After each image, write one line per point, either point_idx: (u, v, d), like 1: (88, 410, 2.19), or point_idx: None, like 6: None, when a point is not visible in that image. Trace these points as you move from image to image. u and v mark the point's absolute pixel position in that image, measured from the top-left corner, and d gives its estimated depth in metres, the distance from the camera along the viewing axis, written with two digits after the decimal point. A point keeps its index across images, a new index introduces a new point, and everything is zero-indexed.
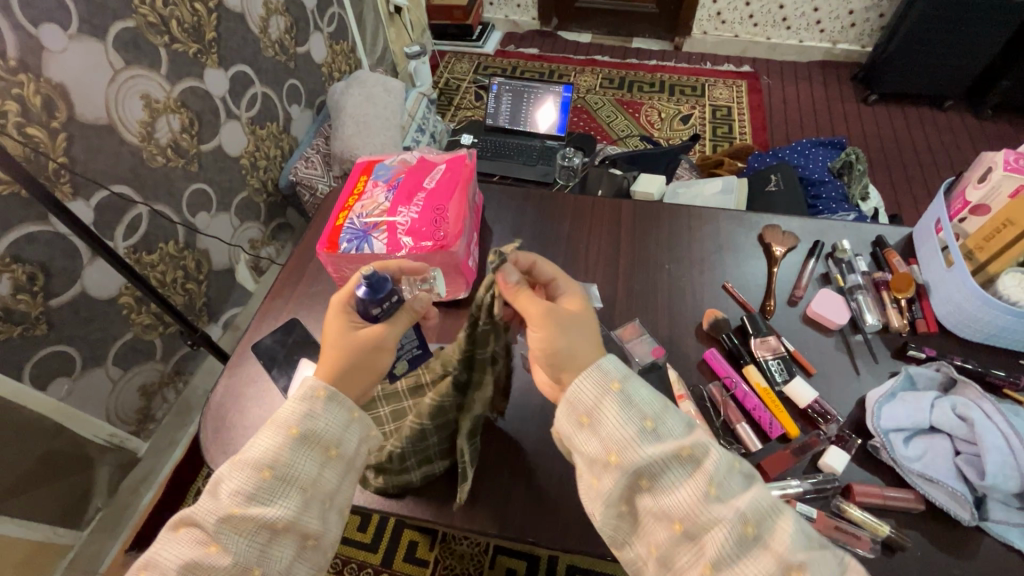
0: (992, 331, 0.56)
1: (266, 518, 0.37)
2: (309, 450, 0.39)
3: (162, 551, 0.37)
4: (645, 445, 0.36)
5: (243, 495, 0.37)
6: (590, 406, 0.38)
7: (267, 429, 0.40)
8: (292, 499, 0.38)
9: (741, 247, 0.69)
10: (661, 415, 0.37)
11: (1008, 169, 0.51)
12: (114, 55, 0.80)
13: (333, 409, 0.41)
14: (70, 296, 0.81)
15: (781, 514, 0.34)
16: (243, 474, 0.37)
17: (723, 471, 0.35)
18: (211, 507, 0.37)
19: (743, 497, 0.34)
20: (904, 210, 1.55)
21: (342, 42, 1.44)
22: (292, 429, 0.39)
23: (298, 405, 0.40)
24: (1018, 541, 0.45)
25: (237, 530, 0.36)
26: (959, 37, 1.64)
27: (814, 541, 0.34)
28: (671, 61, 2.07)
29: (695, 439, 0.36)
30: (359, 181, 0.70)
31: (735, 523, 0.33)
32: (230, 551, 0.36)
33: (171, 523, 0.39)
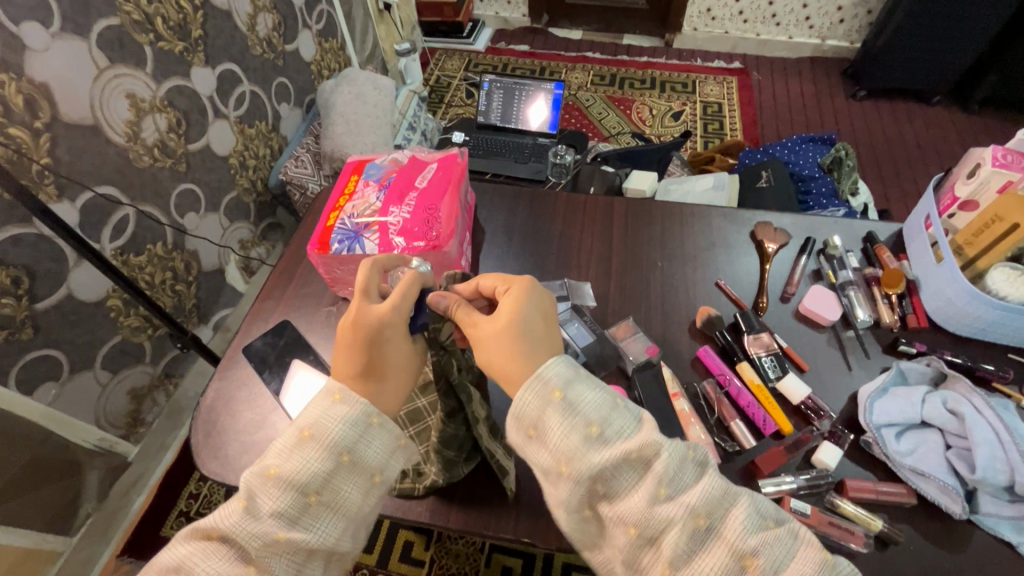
0: (981, 326, 0.56)
1: (308, 543, 0.36)
2: (355, 476, 0.38)
3: (194, 560, 0.35)
4: (591, 453, 0.34)
5: (286, 519, 0.36)
6: (533, 418, 0.36)
7: (315, 449, 0.38)
8: (334, 526, 0.37)
9: (733, 243, 0.69)
10: (607, 415, 0.36)
11: (997, 165, 0.52)
12: (98, 54, 0.79)
13: (381, 437, 0.39)
14: (56, 299, 0.80)
15: (731, 502, 0.34)
16: (287, 498, 0.36)
17: (674, 469, 0.34)
18: (255, 530, 0.35)
19: (693, 492, 0.33)
20: (892, 205, 1.57)
21: (331, 39, 1.42)
22: (343, 455, 0.38)
23: (347, 428, 0.38)
24: (1007, 534, 0.46)
25: (280, 554, 0.35)
26: (946, 32, 1.65)
27: (769, 519, 0.34)
28: (661, 57, 2.07)
29: (642, 438, 0.34)
30: (349, 180, 0.69)
31: (687, 520, 0.32)
32: (272, 573, 0.35)
33: (205, 528, 0.37)
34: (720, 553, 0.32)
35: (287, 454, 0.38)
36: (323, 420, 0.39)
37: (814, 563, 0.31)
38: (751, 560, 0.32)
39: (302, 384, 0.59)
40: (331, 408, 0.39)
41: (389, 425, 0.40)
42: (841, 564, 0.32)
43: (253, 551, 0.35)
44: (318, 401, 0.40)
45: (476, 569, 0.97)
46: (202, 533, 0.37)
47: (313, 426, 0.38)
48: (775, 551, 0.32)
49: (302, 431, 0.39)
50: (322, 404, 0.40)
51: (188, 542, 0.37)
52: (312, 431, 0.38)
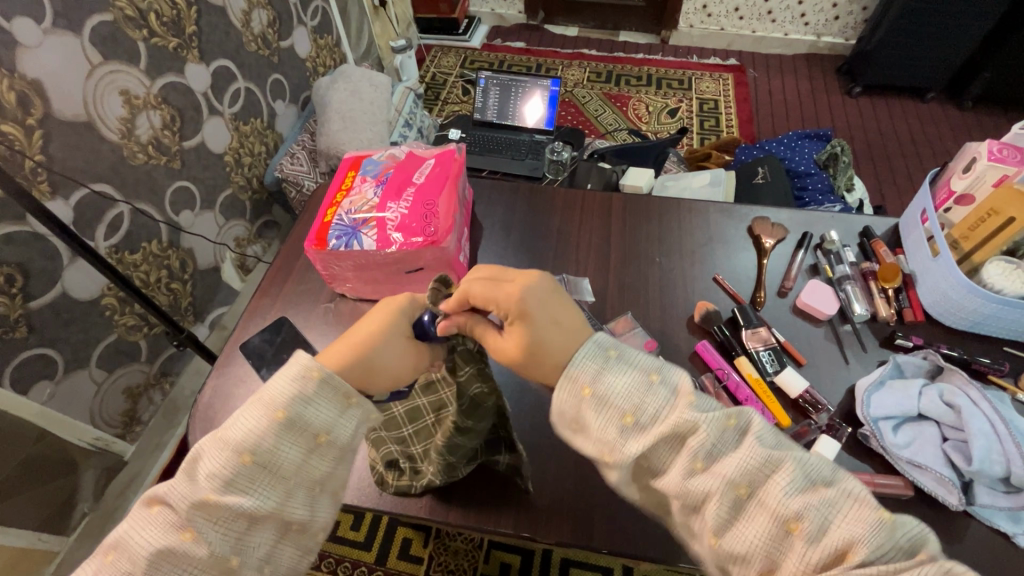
0: (976, 319, 0.57)
1: (243, 506, 0.36)
2: (293, 437, 0.37)
3: (134, 530, 0.35)
4: (628, 442, 0.36)
5: (220, 481, 0.36)
6: (572, 413, 0.38)
7: (256, 408, 0.38)
8: (274, 490, 0.37)
9: (730, 239, 0.69)
10: (642, 399, 0.36)
11: (992, 159, 0.52)
12: (91, 50, 0.78)
13: (326, 394, 0.39)
14: (50, 297, 0.79)
15: (774, 467, 0.33)
16: (224, 459, 0.36)
17: (711, 441, 0.34)
18: (189, 493, 0.36)
19: (730, 463, 0.34)
20: (887, 201, 1.58)
21: (326, 35, 1.41)
22: (278, 413, 0.37)
23: (290, 387, 0.38)
24: (1003, 525, 0.46)
25: (212, 518, 0.35)
26: (940, 29, 1.66)
27: (818, 481, 0.33)
28: (657, 54, 2.07)
29: (675, 416, 0.35)
30: (346, 176, 0.69)
31: (727, 490, 0.33)
32: (205, 540, 0.35)
33: (148, 495, 0.37)
34: (762, 520, 0.33)
35: (232, 417, 0.38)
36: (270, 381, 0.39)
37: (865, 522, 0.30)
38: (796, 524, 0.32)
39: None
40: (284, 369, 0.39)
41: (337, 382, 0.39)
42: (898, 523, 0.31)
43: (184, 515, 0.35)
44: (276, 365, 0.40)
45: (475, 565, 0.97)
46: (144, 503, 0.37)
47: (261, 387, 0.38)
48: (822, 514, 0.32)
49: (251, 394, 0.39)
50: (279, 367, 0.40)
51: (132, 512, 0.37)
52: (259, 392, 0.38)
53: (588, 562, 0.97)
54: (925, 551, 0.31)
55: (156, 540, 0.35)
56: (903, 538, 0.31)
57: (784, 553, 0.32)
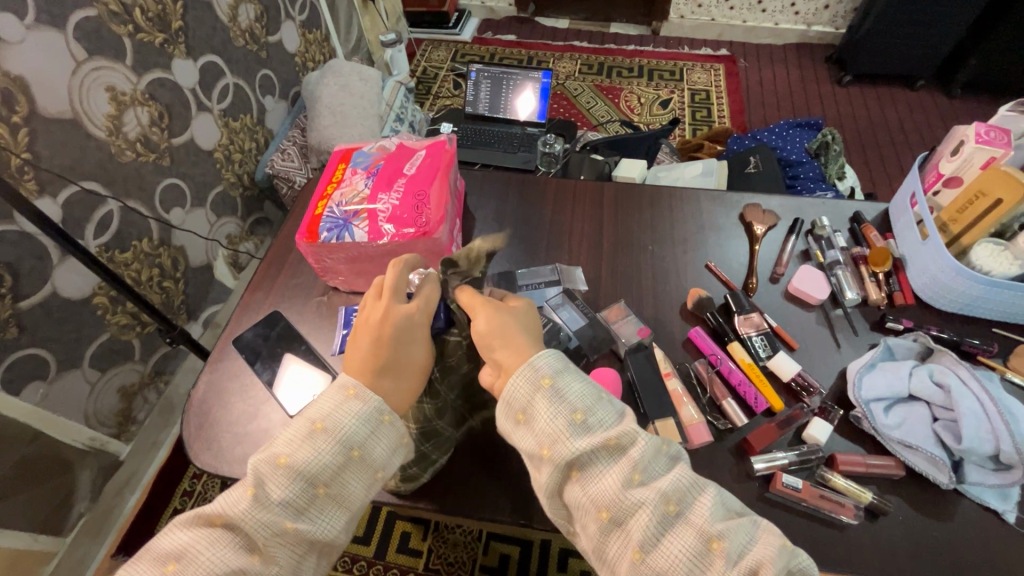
0: (967, 300, 0.57)
1: (312, 535, 0.37)
2: (361, 472, 0.39)
3: (200, 546, 0.35)
4: (575, 438, 0.36)
5: (293, 509, 0.36)
6: (524, 401, 0.38)
7: (325, 442, 0.38)
8: (337, 519, 0.38)
9: (722, 226, 0.70)
10: (594, 405, 0.37)
11: (980, 141, 0.53)
12: (75, 46, 0.77)
13: (391, 434, 0.40)
14: (40, 297, 0.78)
15: (700, 491, 0.35)
16: (297, 488, 0.36)
17: (649, 457, 0.36)
18: (263, 519, 0.35)
19: (665, 479, 0.35)
20: (878, 189, 1.59)
21: (315, 30, 1.40)
22: (353, 451, 0.38)
23: (361, 425, 0.39)
24: (992, 502, 0.47)
25: (285, 544, 0.36)
26: (929, 16, 1.66)
27: (731, 512, 0.36)
28: (649, 45, 2.07)
29: (622, 428, 0.36)
30: (336, 169, 0.69)
31: (659, 504, 0.34)
32: (275, 562, 0.35)
33: (209, 514, 0.36)
34: (687, 537, 0.33)
35: (297, 444, 0.37)
36: (335, 412, 0.39)
37: (774, 546, 0.33)
38: (718, 542, 0.33)
39: (295, 376, 0.58)
40: (346, 402, 0.39)
41: (399, 425, 0.41)
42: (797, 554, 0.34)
43: (260, 541, 0.35)
44: (332, 394, 0.40)
45: (475, 557, 0.97)
46: (204, 519, 0.36)
47: (326, 417, 0.38)
48: (738, 537, 0.34)
49: (314, 422, 0.38)
50: (336, 397, 0.40)
51: (190, 528, 0.36)
52: (325, 422, 0.38)
53: None
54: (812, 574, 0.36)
55: (226, 562, 0.34)
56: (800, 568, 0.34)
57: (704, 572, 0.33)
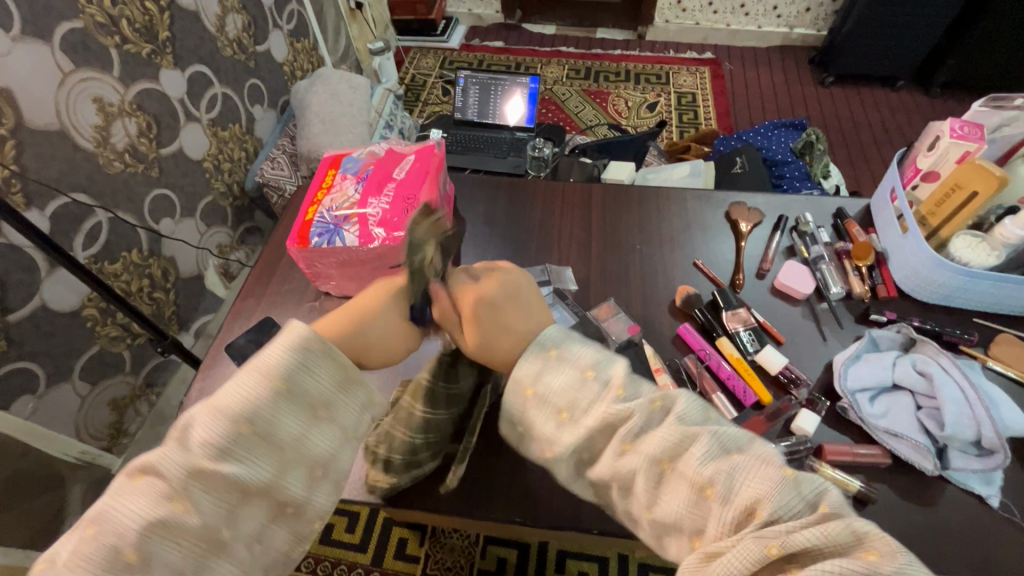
0: (947, 292, 0.59)
1: (240, 478, 0.34)
2: (295, 408, 0.36)
3: (119, 499, 0.33)
4: (565, 435, 0.37)
5: (216, 449, 0.34)
6: (518, 414, 0.39)
7: (250, 376, 0.35)
8: (269, 461, 0.35)
9: (709, 225, 0.71)
10: (577, 396, 0.37)
11: (955, 136, 0.54)
12: (62, 58, 0.77)
13: (327, 367, 0.37)
14: (28, 310, 0.78)
15: (691, 440, 0.34)
16: (217, 425, 0.34)
17: (637, 431, 0.35)
18: (183, 461, 0.33)
19: (653, 440, 0.35)
20: (863, 187, 1.61)
21: (303, 39, 1.41)
22: (278, 382, 0.35)
23: (286, 355, 0.36)
24: (977, 487, 0.48)
25: (209, 490, 0.33)
26: (907, 18, 1.70)
27: (731, 449, 0.34)
28: (635, 49, 2.10)
29: (604, 411, 0.36)
30: (326, 175, 0.69)
31: (650, 467, 0.34)
32: (199, 510, 0.33)
33: (131, 467, 0.34)
34: (681, 490, 0.33)
35: (223, 384, 0.36)
36: (262, 347, 0.37)
37: (774, 479, 0.32)
38: (710, 489, 0.33)
39: None
40: (274, 336, 0.37)
41: (336, 357, 0.38)
42: (804, 477, 0.32)
43: (179, 485, 0.33)
44: (263, 333, 0.38)
45: (472, 561, 0.97)
46: (127, 473, 0.34)
47: (285, 372, 0.36)
48: (734, 478, 0.32)
49: (240, 360, 0.36)
50: (264, 334, 0.38)
51: (119, 490, 0.33)
52: (249, 358, 0.36)
53: (584, 554, 0.97)
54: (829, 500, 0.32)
55: (145, 512, 0.32)
56: (811, 492, 0.32)
57: (705, 519, 0.33)
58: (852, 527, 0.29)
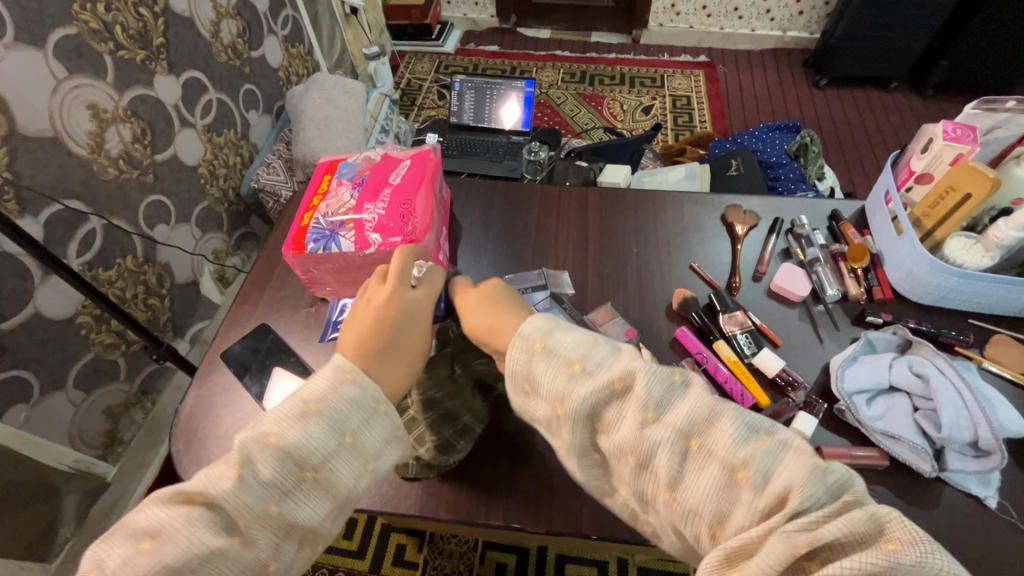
0: (942, 293, 0.59)
1: (296, 519, 0.36)
2: (353, 459, 0.38)
3: (177, 523, 0.34)
4: (578, 389, 0.36)
5: (278, 491, 0.36)
6: (524, 372, 0.39)
7: (317, 423, 0.37)
8: (322, 506, 0.37)
9: (705, 228, 0.71)
10: (589, 352, 0.38)
11: (948, 139, 0.55)
12: (55, 64, 0.77)
13: (385, 424, 0.40)
14: (22, 318, 0.77)
15: (718, 416, 0.34)
16: (283, 469, 0.36)
17: (657, 393, 0.34)
18: (247, 499, 0.35)
19: (679, 413, 0.34)
20: (858, 188, 1.62)
21: (298, 44, 1.41)
22: (344, 437, 0.38)
23: (355, 411, 0.39)
24: (974, 488, 0.48)
25: (267, 527, 0.36)
26: (899, 21, 1.71)
27: (762, 431, 0.33)
28: (630, 53, 2.11)
29: (621, 365, 0.36)
30: (322, 181, 0.69)
31: (675, 440, 0.33)
32: (256, 545, 0.35)
33: (189, 492, 0.36)
34: (712, 471, 0.32)
35: (289, 424, 0.37)
36: (329, 395, 0.39)
37: (805, 465, 0.31)
38: (743, 473, 0.31)
39: (283, 388, 0.58)
40: (342, 385, 0.39)
41: (393, 416, 0.41)
42: (832, 467, 0.31)
43: (241, 521, 0.35)
44: (329, 376, 0.40)
45: (471, 567, 0.97)
46: (183, 496, 0.36)
47: (319, 400, 0.38)
48: (767, 462, 0.31)
49: (307, 404, 0.38)
50: (332, 381, 0.40)
51: (168, 505, 0.35)
52: (318, 405, 0.38)
53: (584, 558, 0.97)
54: (854, 489, 0.31)
55: (204, 541, 0.34)
56: (836, 482, 0.31)
57: (732, 503, 0.32)
58: (877, 518, 0.29)
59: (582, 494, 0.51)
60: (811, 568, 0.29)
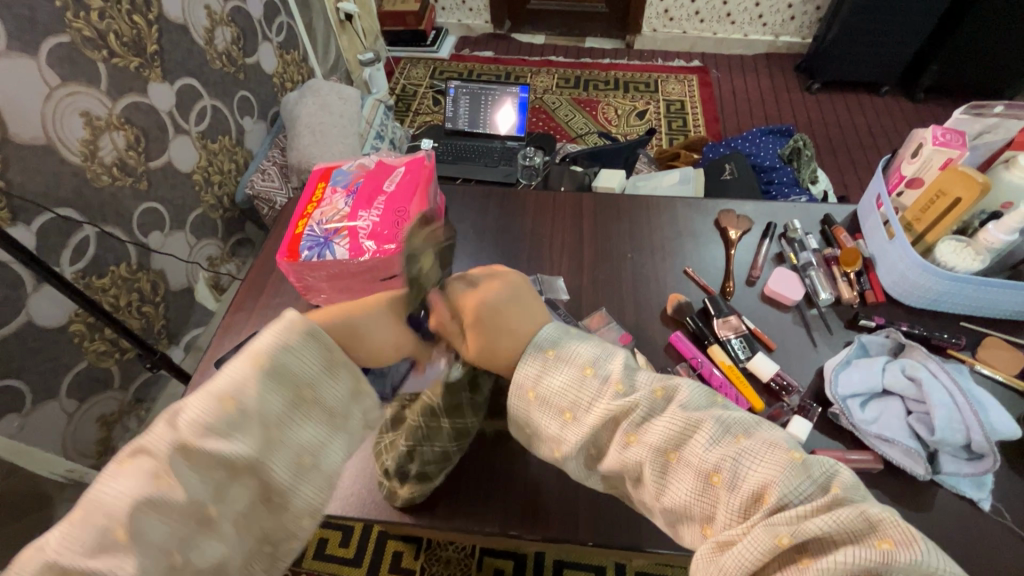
0: (933, 296, 0.59)
1: (225, 455, 0.31)
2: (281, 386, 0.34)
3: (105, 483, 0.31)
4: (571, 431, 0.36)
5: (201, 428, 0.31)
6: (523, 418, 0.39)
7: (242, 359, 0.34)
8: (254, 440, 0.33)
9: (698, 233, 0.71)
10: (578, 395, 0.36)
11: (938, 143, 0.55)
12: (48, 72, 0.77)
13: (320, 351, 0.35)
14: (14, 327, 0.77)
15: (696, 428, 0.34)
16: (204, 404, 0.32)
17: (640, 420, 0.35)
18: (169, 440, 0.31)
19: (657, 433, 0.34)
20: (851, 191, 1.63)
21: (292, 51, 1.41)
22: (268, 361, 0.34)
23: (281, 338, 0.34)
24: (968, 491, 0.48)
25: (195, 468, 0.31)
26: (889, 26, 1.73)
27: (737, 432, 0.34)
28: (624, 58, 2.12)
29: (609, 407, 0.35)
30: (317, 188, 0.69)
31: (655, 458, 0.34)
32: (185, 488, 0.31)
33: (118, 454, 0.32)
34: (689, 480, 0.33)
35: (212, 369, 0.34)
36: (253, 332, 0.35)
37: (783, 463, 0.31)
38: (718, 477, 0.32)
39: None
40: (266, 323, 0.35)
41: (327, 341, 0.36)
42: (812, 461, 0.31)
43: (164, 464, 0.31)
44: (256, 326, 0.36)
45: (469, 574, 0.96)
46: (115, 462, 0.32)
47: (270, 352, 0.34)
48: (743, 465, 0.32)
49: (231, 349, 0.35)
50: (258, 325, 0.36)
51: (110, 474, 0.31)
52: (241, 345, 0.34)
53: (581, 563, 0.97)
54: (839, 482, 0.31)
55: (130, 491, 0.30)
56: (820, 476, 0.31)
57: (712, 504, 0.33)
58: (865, 513, 0.28)
59: (579, 500, 0.51)
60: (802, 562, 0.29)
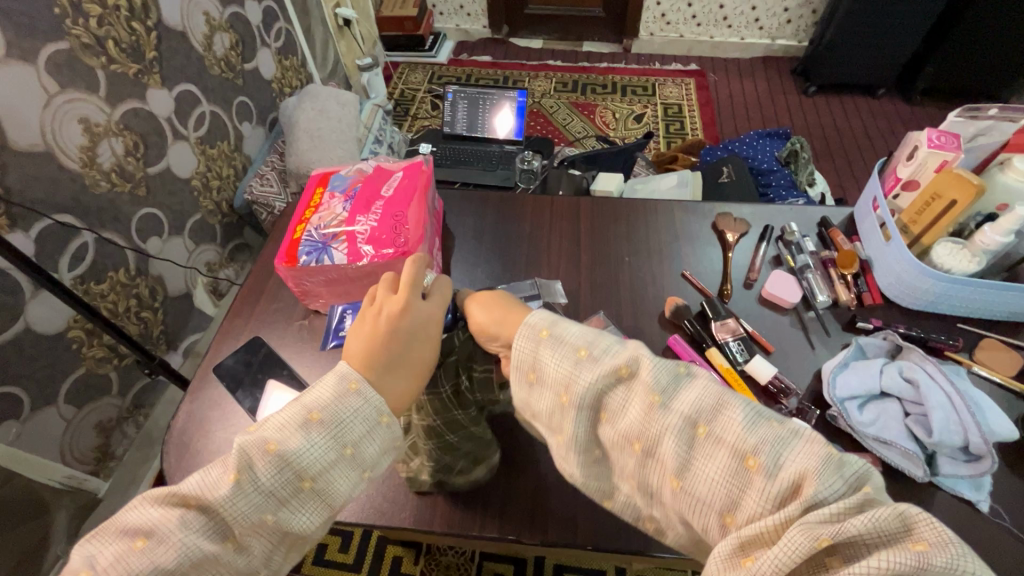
0: (931, 298, 0.59)
1: (290, 528, 0.35)
2: (350, 470, 0.37)
3: (171, 525, 0.33)
4: (585, 375, 0.36)
5: (276, 500, 0.34)
6: (529, 362, 0.39)
7: (318, 431, 0.36)
8: (317, 514, 0.36)
9: (696, 236, 0.71)
10: (595, 339, 0.38)
11: (933, 146, 0.56)
12: (47, 79, 0.77)
13: (388, 436, 0.38)
14: (12, 333, 0.77)
15: (726, 404, 0.33)
16: (281, 477, 0.34)
17: (664, 376, 0.34)
18: (242, 507, 0.33)
19: (686, 398, 0.33)
20: (848, 194, 1.64)
21: (291, 56, 1.42)
22: (346, 448, 0.36)
23: (358, 422, 0.37)
24: (965, 492, 0.48)
25: (260, 534, 0.34)
26: (885, 29, 1.74)
27: (772, 420, 0.32)
28: (621, 62, 2.13)
29: (630, 352, 0.36)
30: (315, 193, 0.69)
31: (684, 425, 0.32)
32: (249, 552, 0.34)
33: (184, 494, 0.34)
34: (721, 458, 0.31)
35: (289, 431, 0.36)
36: (330, 401, 0.37)
37: (818, 455, 0.29)
38: (754, 459, 0.30)
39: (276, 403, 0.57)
40: (347, 395, 0.38)
41: (396, 427, 0.39)
42: (848, 457, 0.30)
43: (235, 528, 0.34)
44: (333, 383, 0.38)
45: None
46: (179, 498, 0.34)
47: (322, 408, 0.37)
48: (780, 450, 0.30)
49: (309, 412, 0.36)
50: (337, 387, 0.38)
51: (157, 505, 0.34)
52: (320, 413, 0.36)
53: (581, 567, 0.97)
54: (871, 482, 0.30)
55: (198, 546, 0.32)
56: (854, 475, 0.30)
57: (744, 491, 0.31)
58: (901, 515, 0.27)
59: (577, 504, 0.51)
60: (832, 564, 0.28)
